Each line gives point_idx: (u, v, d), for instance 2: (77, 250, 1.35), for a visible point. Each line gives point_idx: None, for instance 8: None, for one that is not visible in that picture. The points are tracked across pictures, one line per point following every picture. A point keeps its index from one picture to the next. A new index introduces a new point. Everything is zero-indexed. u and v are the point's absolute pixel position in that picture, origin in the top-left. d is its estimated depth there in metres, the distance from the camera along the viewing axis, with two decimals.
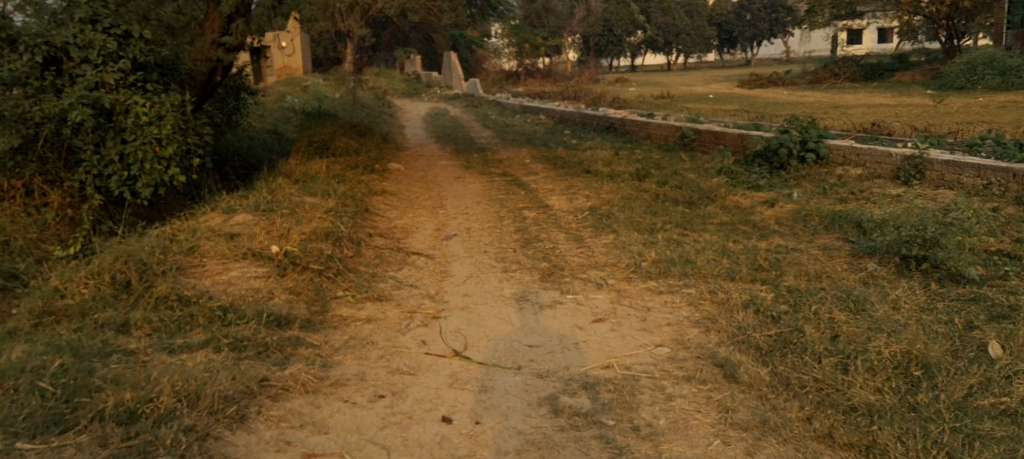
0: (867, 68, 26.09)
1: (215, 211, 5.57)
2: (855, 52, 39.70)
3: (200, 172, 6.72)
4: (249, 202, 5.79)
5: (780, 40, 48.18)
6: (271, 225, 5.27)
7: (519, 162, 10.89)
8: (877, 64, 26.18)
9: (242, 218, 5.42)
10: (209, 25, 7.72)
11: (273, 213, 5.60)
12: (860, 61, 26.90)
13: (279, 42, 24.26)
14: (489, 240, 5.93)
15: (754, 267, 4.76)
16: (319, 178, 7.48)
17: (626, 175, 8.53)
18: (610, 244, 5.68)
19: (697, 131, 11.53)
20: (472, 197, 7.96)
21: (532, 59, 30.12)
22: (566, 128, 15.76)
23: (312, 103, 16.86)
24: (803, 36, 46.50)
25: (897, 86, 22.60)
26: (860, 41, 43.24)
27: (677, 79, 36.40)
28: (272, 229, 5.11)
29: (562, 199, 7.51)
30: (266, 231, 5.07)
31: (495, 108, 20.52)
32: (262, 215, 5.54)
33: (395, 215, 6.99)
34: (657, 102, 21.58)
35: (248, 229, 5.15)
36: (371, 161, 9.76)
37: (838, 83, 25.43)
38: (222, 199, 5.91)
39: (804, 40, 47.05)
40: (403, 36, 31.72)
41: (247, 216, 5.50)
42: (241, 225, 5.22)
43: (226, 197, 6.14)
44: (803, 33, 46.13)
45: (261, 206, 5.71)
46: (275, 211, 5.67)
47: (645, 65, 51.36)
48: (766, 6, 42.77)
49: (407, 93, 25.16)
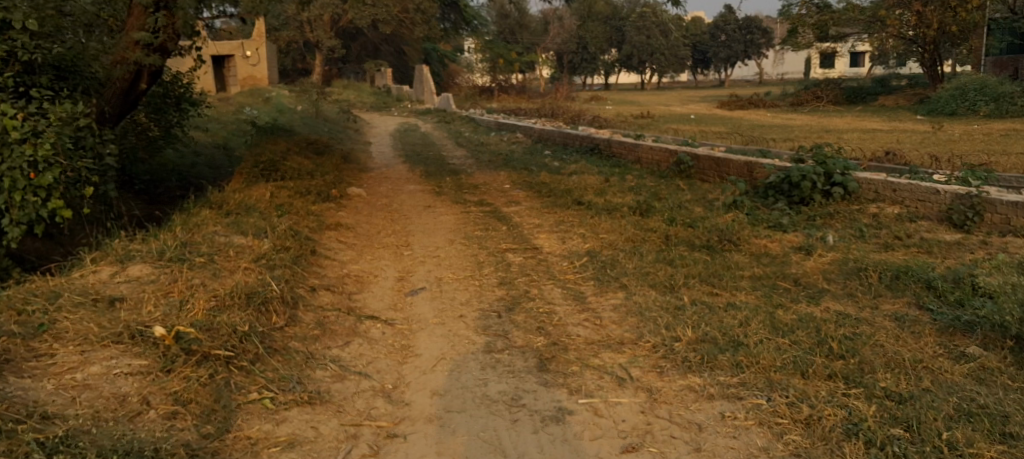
0: (850, 91, 25.42)
1: (105, 262, 4.19)
2: (829, 75, 39.22)
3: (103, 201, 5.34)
4: (152, 248, 4.37)
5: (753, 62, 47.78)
6: (173, 282, 3.93)
7: (497, 187, 9.64)
8: (859, 87, 25.55)
9: (137, 271, 4.07)
10: (132, 21, 6.27)
11: (182, 264, 4.20)
12: (841, 84, 26.14)
13: (241, 51, 22.72)
14: (465, 298, 4.67)
15: (827, 351, 3.56)
16: (257, 209, 6.12)
17: (623, 209, 7.31)
18: (622, 308, 4.46)
19: (695, 158, 10.44)
20: (443, 232, 6.70)
21: (505, 75, 28.88)
22: (546, 148, 14.61)
23: (271, 116, 15.55)
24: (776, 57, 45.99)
25: (883, 110, 21.88)
26: (833, 65, 42.87)
27: (653, 98, 35.53)
28: (172, 290, 3.78)
29: (554, 239, 6.28)
30: (164, 293, 3.74)
31: (469, 124, 19.34)
32: (163, 269, 4.14)
33: (348, 258, 5.69)
34: (637, 123, 20.52)
35: (138, 289, 3.80)
36: (326, 184, 8.44)
37: (821, 106, 24.70)
38: (119, 240, 4.56)
39: (779, 61, 46.83)
40: (372, 47, 30.35)
41: (142, 269, 4.10)
42: (128, 283, 3.88)
43: (128, 237, 4.77)
44: (778, 54, 45.65)
45: (166, 253, 4.35)
46: (184, 261, 4.27)
47: (619, 83, 50.63)
48: (741, 27, 42.28)
49: (375, 106, 23.82)
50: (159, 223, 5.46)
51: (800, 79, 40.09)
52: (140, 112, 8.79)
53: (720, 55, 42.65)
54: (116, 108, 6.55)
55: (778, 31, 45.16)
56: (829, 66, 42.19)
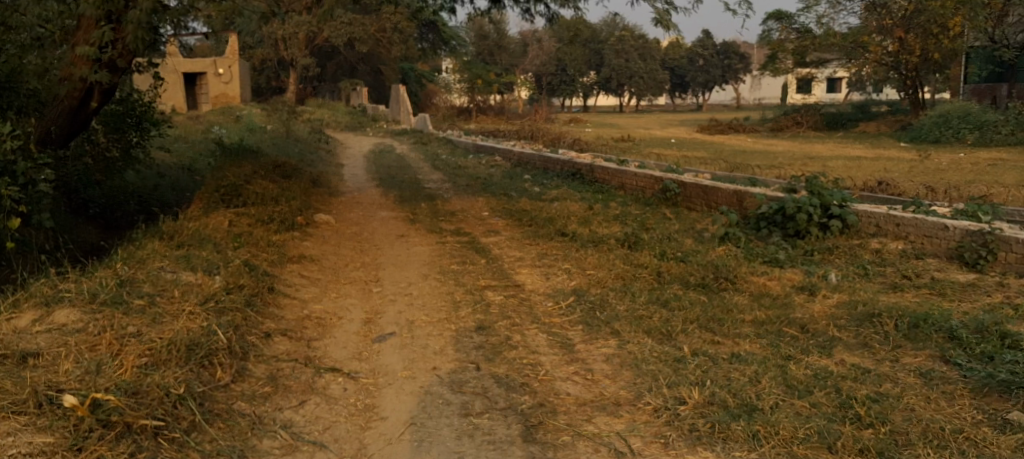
0: (830, 117, 25.41)
1: (27, 306, 3.60)
2: (807, 100, 39.37)
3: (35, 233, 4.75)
4: (82, 287, 3.78)
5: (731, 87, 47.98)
6: (102, 327, 3.34)
7: (475, 215, 9.20)
8: (839, 113, 25.55)
9: (61, 315, 3.46)
10: (82, 34, 5.74)
11: (117, 309, 3.56)
12: (821, 110, 26.12)
13: (214, 69, 22.13)
14: (441, 345, 4.17)
15: (854, 417, 3.23)
16: (212, 240, 5.57)
17: (610, 242, 6.90)
18: (615, 358, 4.02)
19: (682, 185, 10.31)
20: (416, 266, 6.23)
21: (485, 96, 28.59)
22: (526, 172, 14.23)
23: (241, 135, 15.00)
24: (754, 82, 46.21)
25: (864, 136, 21.83)
26: (809, 89, 43.16)
27: (632, 121, 35.40)
28: (97, 340, 3.19)
29: (537, 275, 5.84)
30: (86, 343, 3.16)
31: (447, 145, 18.93)
32: (93, 313, 3.50)
33: (310, 296, 5.17)
34: (619, 146, 20.23)
35: (59, 340, 3.20)
36: (292, 211, 7.92)
37: (801, 131, 24.62)
38: (45, 279, 3.96)
39: (756, 85, 47.08)
40: (350, 67, 29.89)
41: (70, 313, 3.48)
42: (47, 332, 3.29)
43: (59, 274, 4.20)
44: (756, 79, 45.89)
45: (96, 292, 3.74)
46: (121, 304, 3.64)
47: (597, 106, 50.57)
48: (719, 52, 42.44)
49: (351, 126, 23.31)
50: (98, 257, 4.88)
51: (777, 104, 40.29)
52: (96, 131, 8.20)
53: (698, 79, 42.69)
54: (63, 127, 6.08)
55: (756, 56, 45.41)
56: (805, 91, 42.50)
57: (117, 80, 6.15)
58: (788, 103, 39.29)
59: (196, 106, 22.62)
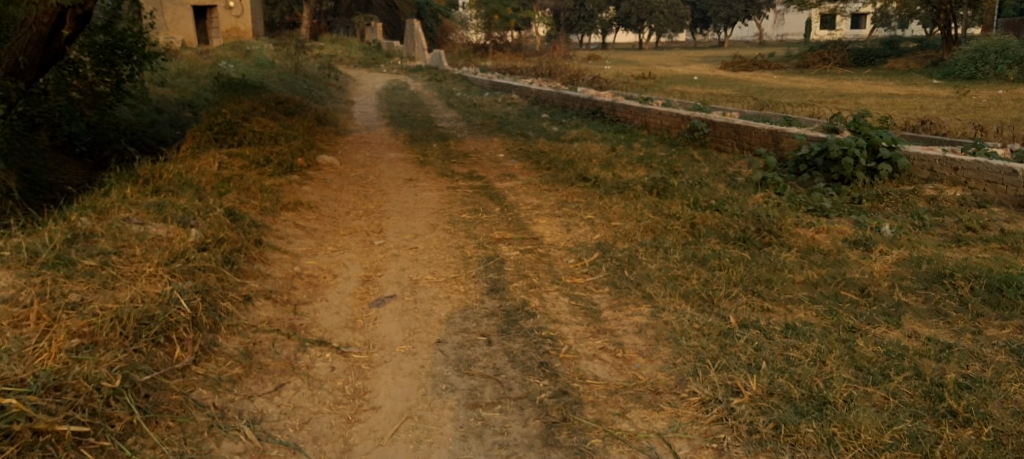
0: (857, 53, 24.19)
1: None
2: (832, 36, 37.71)
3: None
4: (22, 244, 3.21)
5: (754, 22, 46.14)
6: (35, 296, 2.76)
7: (490, 157, 8.56)
8: (867, 49, 24.32)
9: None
10: None
11: (59, 272, 3.00)
12: (849, 46, 24.85)
13: (224, 1, 21.14)
14: (448, 312, 3.61)
15: (929, 411, 2.65)
16: (195, 186, 4.99)
17: (638, 188, 6.25)
18: (650, 332, 3.47)
19: (711, 125, 9.63)
20: (424, 214, 5.64)
21: (500, 31, 27.51)
22: (544, 110, 13.50)
23: (247, 70, 14.33)
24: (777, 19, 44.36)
25: (894, 73, 20.75)
26: (834, 24, 41.33)
27: (652, 57, 34.14)
28: (25, 314, 2.63)
29: (560, 227, 5.24)
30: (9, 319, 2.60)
31: (462, 82, 18.14)
32: (30, 277, 2.94)
33: (303, 250, 4.59)
34: (640, 84, 19.30)
35: None
36: (292, 152, 7.31)
37: (828, 68, 23.46)
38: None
39: (780, 22, 45.24)
40: (364, 0, 28.78)
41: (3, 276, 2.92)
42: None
43: (8, 227, 3.65)
44: (780, 13, 44.03)
45: (40, 251, 3.16)
46: (67, 266, 3.08)
47: (617, 43, 49.02)
48: None
49: (363, 62, 22.45)
50: (61, 207, 4.34)
51: (802, 41, 38.68)
52: (83, 64, 7.59)
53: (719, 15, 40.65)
54: (32, 56, 5.50)
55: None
56: (830, 27, 40.81)
57: (92, 6, 5.57)
58: (813, 39, 37.71)
59: (206, 39, 21.82)
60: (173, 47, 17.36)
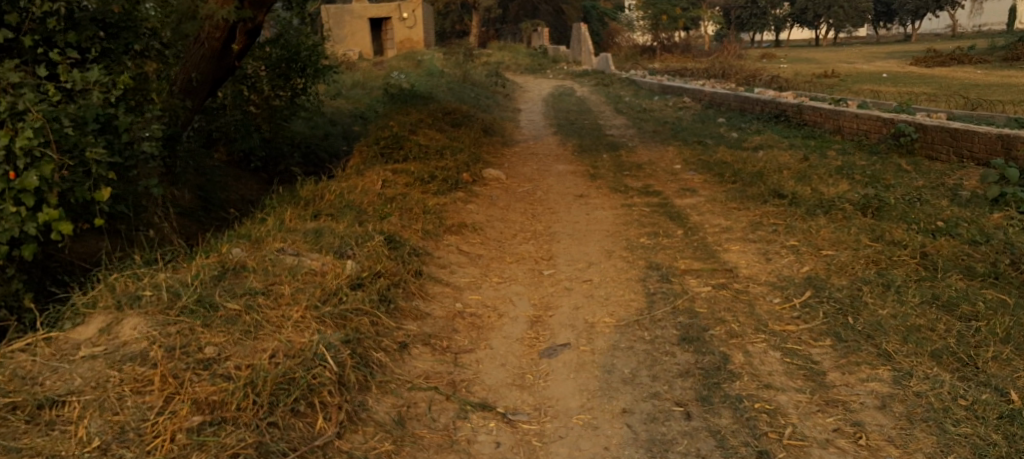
0: None
1: (97, 307, 3.05)
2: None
3: (143, 203, 4.40)
4: (162, 281, 3.19)
5: (951, 12, 41.32)
6: (170, 352, 2.70)
7: (665, 168, 7.86)
8: None
9: (129, 327, 2.86)
10: None
11: (198, 319, 2.95)
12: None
13: (399, 13, 21.78)
14: (631, 369, 3.08)
15: None
16: (356, 208, 4.77)
17: (848, 206, 5.30)
18: (898, 408, 2.66)
19: (922, 129, 8.21)
20: (598, 239, 5.10)
21: (667, 32, 26.45)
22: (719, 114, 12.50)
23: (417, 80, 14.51)
24: (976, 7, 39.53)
25: None
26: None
27: (833, 55, 31.44)
28: (153, 378, 2.54)
29: (758, 256, 4.48)
30: (134, 385, 2.52)
31: (629, 86, 17.41)
32: (165, 325, 2.88)
33: (465, 283, 4.21)
34: (825, 83, 17.58)
35: (104, 374, 2.58)
36: (457, 166, 7.01)
37: None
38: (132, 267, 3.50)
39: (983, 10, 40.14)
40: (530, 6, 28.70)
41: (138, 325, 2.87)
42: (92, 359, 2.68)
43: (154, 260, 3.70)
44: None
45: (184, 294, 3.09)
46: (205, 312, 3.00)
47: (792, 40, 45.87)
48: None
49: (529, 68, 22.29)
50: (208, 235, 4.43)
51: (1008, 30, 34.14)
52: (259, 78, 7.76)
53: (908, 6, 36.51)
54: (206, 73, 5.68)
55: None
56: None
57: (259, 20, 5.80)
58: (1022, 28, 33.15)
59: (382, 51, 22.61)
60: (351, 60, 18.06)
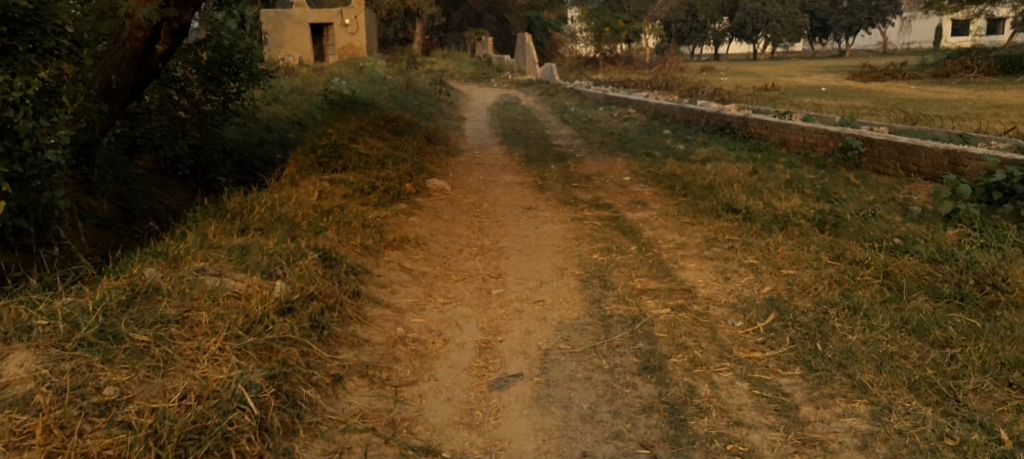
0: (1008, 59, 21.68)
1: None
2: (971, 41, 34.38)
3: (47, 218, 3.95)
4: (60, 310, 2.79)
5: (879, 30, 42.81)
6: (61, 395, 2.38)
7: (615, 180, 7.69)
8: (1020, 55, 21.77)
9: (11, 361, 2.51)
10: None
11: (98, 353, 2.59)
12: (994, 53, 22.36)
13: (339, 19, 21.27)
14: (591, 403, 2.85)
15: None
16: (290, 222, 4.39)
17: (803, 222, 5.18)
18: (880, 449, 2.54)
19: (868, 143, 8.31)
20: (550, 254, 4.85)
21: (611, 44, 26.59)
22: (665, 126, 12.48)
23: (358, 87, 14.08)
24: (904, 26, 41.14)
25: None
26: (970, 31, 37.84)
27: (770, 69, 32.16)
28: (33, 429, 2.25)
29: (716, 275, 4.29)
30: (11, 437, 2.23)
31: (575, 96, 17.32)
32: (60, 361, 2.52)
33: (407, 304, 3.88)
34: (765, 96, 17.84)
35: None
36: (399, 176, 6.67)
37: (975, 76, 21.09)
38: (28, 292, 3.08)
39: (908, 30, 41.61)
40: (474, 14, 28.48)
41: (26, 360, 2.51)
42: None
43: (55, 284, 3.29)
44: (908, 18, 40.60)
45: (86, 327, 2.70)
46: (108, 347, 2.64)
47: (729, 54, 46.87)
48: None
49: (474, 76, 22.04)
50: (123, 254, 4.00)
51: (933, 49, 35.64)
52: (190, 82, 7.30)
53: (841, 23, 37.70)
54: (126, 75, 5.13)
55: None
56: (964, 33, 37.46)
57: (187, 19, 5.36)
58: (946, 46, 34.56)
59: (322, 57, 22.04)
60: (289, 66, 17.48)
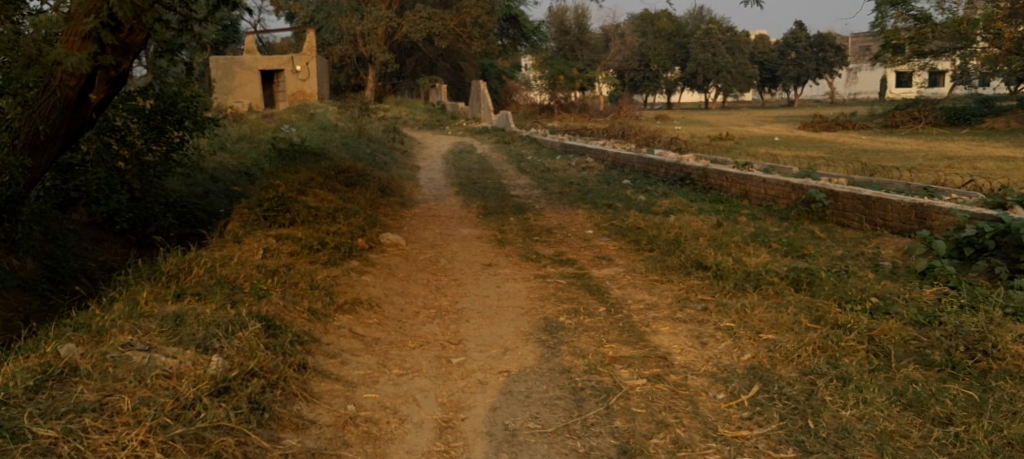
0: (948, 112, 22.43)
1: None
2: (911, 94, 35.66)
3: None
4: None
5: (823, 81, 44.16)
6: None
7: (577, 233, 7.48)
8: (959, 108, 22.56)
9: None
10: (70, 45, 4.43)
11: None
12: (938, 105, 23.10)
13: (292, 66, 20.94)
14: None
15: None
16: (231, 286, 4.02)
17: (775, 281, 5.00)
18: None
19: (832, 196, 8.31)
20: (514, 317, 4.56)
21: (567, 93, 26.80)
22: (624, 176, 12.40)
23: (311, 134, 13.72)
24: (849, 78, 42.49)
25: (995, 134, 18.98)
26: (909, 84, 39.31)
27: (721, 118, 32.76)
28: None
29: (692, 341, 4.06)
30: None
31: (532, 145, 17.25)
32: None
33: (359, 377, 3.52)
34: (721, 146, 18.02)
35: None
36: (352, 231, 6.34)
37: (918, 128, 21.73)
38: None
39: (851, 81, 42.99)
40: (430, 62, 28.48)
41: None
42: None
43: None
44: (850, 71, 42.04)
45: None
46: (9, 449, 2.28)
47: (680, 102, 47.81)
48: (812, 45, 38.02)
49: (431, 125, 21.90)
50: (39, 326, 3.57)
51: (878, 100, 36.83)
52: (131, 131, 6.87)
53: (790, 73, 38.71)
54: (55, 126, 4.66)
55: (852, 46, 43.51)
56: (906, 85, 38.93)
57: (127, 67, 4.81)
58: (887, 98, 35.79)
59: (275, 104, 21.64)
60: (240, 112, 17.03)
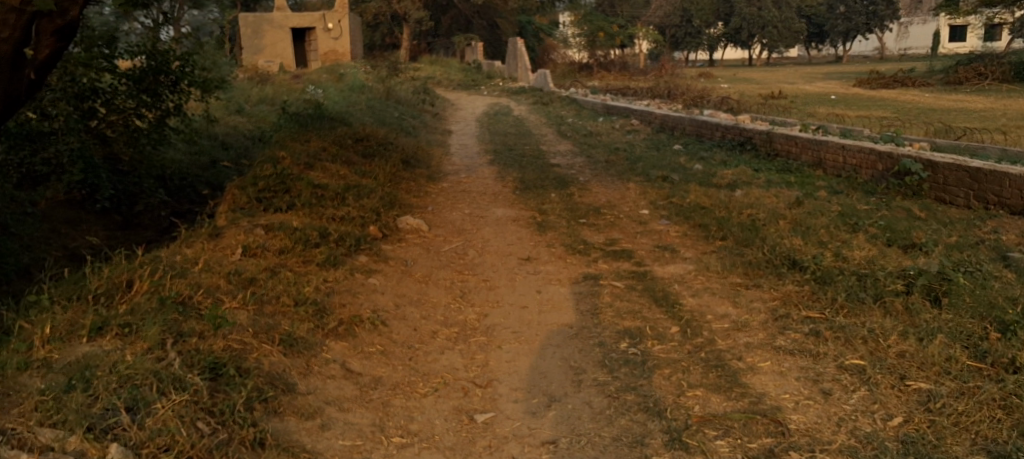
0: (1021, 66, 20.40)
1: None
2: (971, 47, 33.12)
3: None
4: None
5: (873, 36, 41.51)
6: None
7: (630, 214, 6.34)
8: None
9: None
10: None
11: None
12: (1006, 59, 21.04)
13: (324, 23, 19.75)
14: None
15: None
16: (183, 309, 2.99)
17: (901, 290, 3.80)
18: None
19: (931, 167, 6.96)
20: (560, 341, 3.47)
21: (605, 50, 25.26)
22: (674, 140, 11.12)
23: (333, 96, 12.65)
24: (900, 31, 39.69)
25: None
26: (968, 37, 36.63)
27: (767, 75, 30.78)
28: None
29: (811, 389, 2.93)
30: None
31: (570, 105, 15.98)
32: None
33: (343, 452, 2.48)
34: (774, 105, 16.44)
35: None
36: (363, 216, 5.28)
37: (987, 84, 19.80)
38: None
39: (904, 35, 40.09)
40: (463, 19, 27.08)
41: None
42: None
43: None
44: (904, 23, 39.35)
45: None
46: None
47: (722, 60, 45.54)
48: None
49: (463, 84, 20.66)
50: None
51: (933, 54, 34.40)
52: (116, 93, 5.69)
53: (838, 28, 36.17)
54: None
55: None
56: (961, 39, 36.31)
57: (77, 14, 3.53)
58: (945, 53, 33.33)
59: (305, 64, 20.59)
60: (264, 72, 16.00)
